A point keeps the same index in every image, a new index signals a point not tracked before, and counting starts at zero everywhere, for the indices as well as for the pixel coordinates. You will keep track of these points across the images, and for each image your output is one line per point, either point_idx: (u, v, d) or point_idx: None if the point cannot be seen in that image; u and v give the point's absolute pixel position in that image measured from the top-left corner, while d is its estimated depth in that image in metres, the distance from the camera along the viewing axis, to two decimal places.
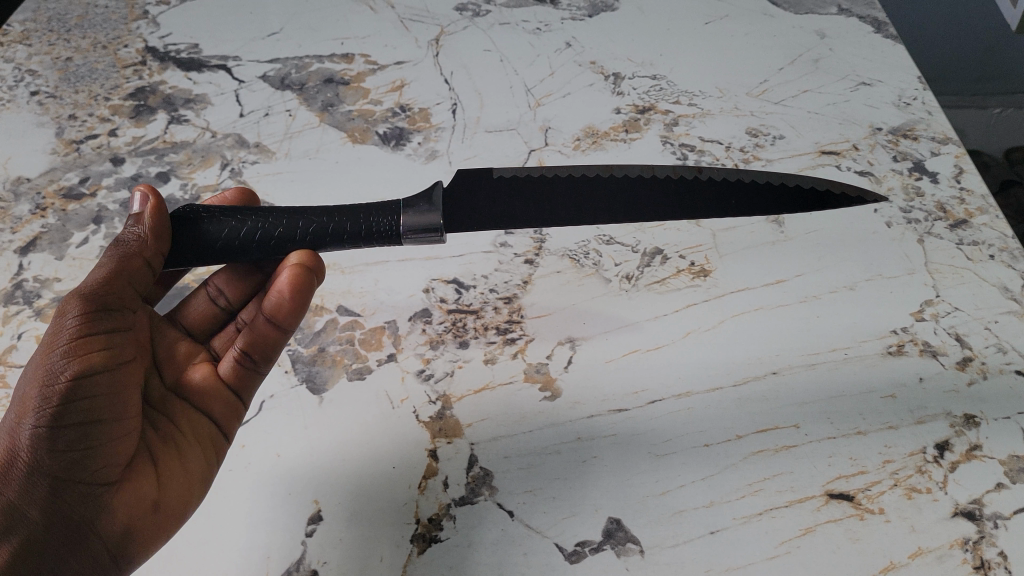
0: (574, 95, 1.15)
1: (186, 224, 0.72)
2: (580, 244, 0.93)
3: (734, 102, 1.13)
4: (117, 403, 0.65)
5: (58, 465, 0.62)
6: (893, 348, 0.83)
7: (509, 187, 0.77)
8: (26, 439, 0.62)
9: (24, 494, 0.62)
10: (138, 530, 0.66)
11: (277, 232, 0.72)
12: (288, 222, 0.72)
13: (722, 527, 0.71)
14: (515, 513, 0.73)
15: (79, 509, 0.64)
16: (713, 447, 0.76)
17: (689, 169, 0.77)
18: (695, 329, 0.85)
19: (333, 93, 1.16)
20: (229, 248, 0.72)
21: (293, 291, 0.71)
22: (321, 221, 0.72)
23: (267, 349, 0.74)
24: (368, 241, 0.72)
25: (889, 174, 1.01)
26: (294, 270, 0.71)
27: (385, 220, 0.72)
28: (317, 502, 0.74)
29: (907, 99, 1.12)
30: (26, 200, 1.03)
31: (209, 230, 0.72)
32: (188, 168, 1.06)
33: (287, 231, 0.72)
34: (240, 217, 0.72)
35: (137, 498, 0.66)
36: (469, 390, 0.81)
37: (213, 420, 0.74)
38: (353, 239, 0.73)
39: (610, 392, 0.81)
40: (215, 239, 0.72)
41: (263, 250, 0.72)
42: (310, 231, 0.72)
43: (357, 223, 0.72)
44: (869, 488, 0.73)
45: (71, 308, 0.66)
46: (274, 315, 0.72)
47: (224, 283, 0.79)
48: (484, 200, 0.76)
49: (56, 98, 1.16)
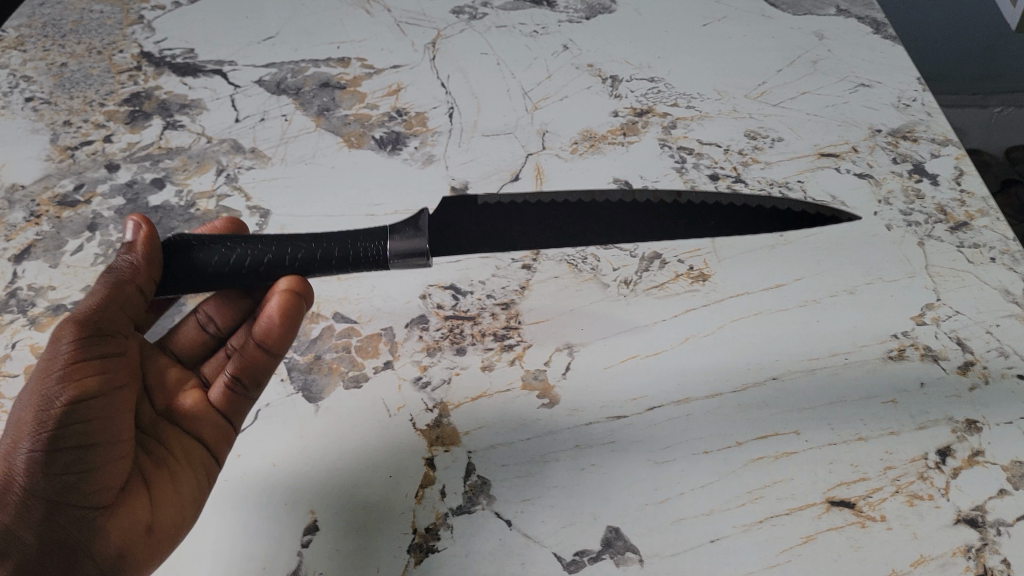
0: (572, 98, 1.15)
1: (177, 250, 0.71)
2: (578, 250, 0.93)
3: (732, 104, 1.12)
4: (111, 427, 0.65)
5: (52, 489, 0.62)
6: (894, 352, 0.82)
7: (495, 211, 0.76)
8: (24, 462, 0.62)
9: (20, 517, 0.62)
10: (133, 552, 0.65)
11: (267, 257, 0.71)
12: (277, 248, 0.71)
13: (722, 535, 0.70)
14: (513, 522, 0.72)
15: (72, 531, 0.63)
16: (712, 453, 0.75)
17: (667, 193, 0.76)
18: (694, 334, 0.85)
19: (329, 97, 1.15)
20: (220, 275, 0.71)
21: (283, 317, 0.71)
22: (310, 247, 0.71)
23: (258, 374, 0.74)
24: (356, 265, 0.72)
25: (889, 176, 1.01)
26: (282, 297, 0.71)
27: (372, 245, 0.71)
28: (313, 512, 0.73)
29: (906, 100, 1.12)
30: (21, 207, 1.02)
31: (200, 258, 0.71)
32: (183, 174, 1.05)
33: (276, 256, 0.71)
34: (229, 243, 0.71)
35: (130, 519, 0.65)
36: (467, 397, 0.81)
37: (204, 444, 0.73)
38: (341, 264, 0.72)
39: (609, 398, 0.80)
40: (206, 266, 0.71)
41: (253, 276, 0.72)
42: (299, 256, 0.71)
43: (345, 249, 0.71)
44: (869, 495, 0.72)
45: (65, 333, 0.66)
46: (264, 340, 0.72)
47: (215, 310, 0.79)
48: (469, 226, 0.76)
49: (51, 105, 1.15)
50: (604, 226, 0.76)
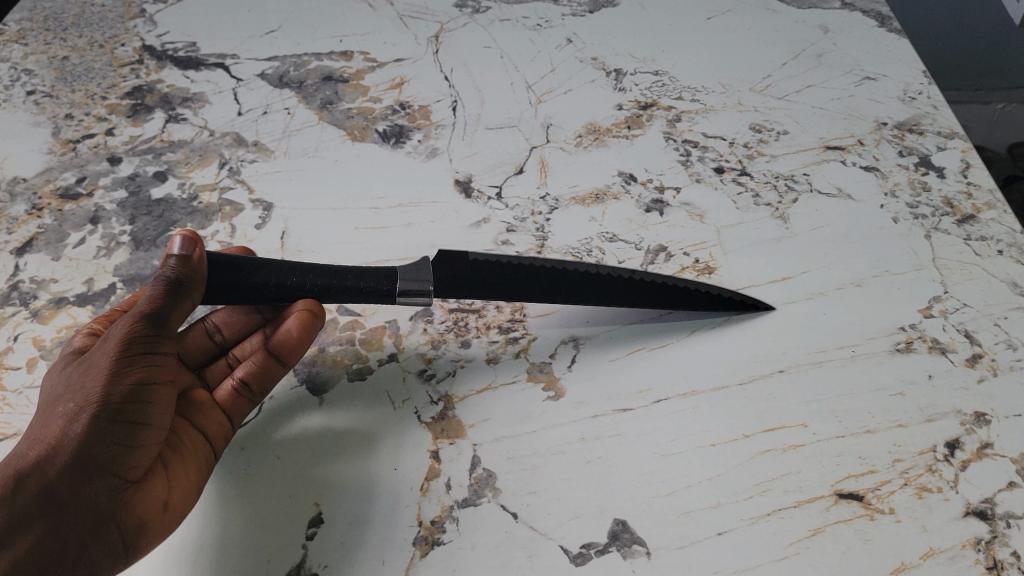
0: (576, 91, 1.14)
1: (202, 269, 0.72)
2: (583, 242, 0.94)
3: (737, 98, 1.12)
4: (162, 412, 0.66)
5: (101, 458, 0.62)
6: (902, 345, 0.82)
7: (489, 268, 0.81)
8: (71, 431, 0.62)
9: (60, 477, 0.61)
10: (149, 528, 0.65)
11: (291, 280, 0.75)
12: (299, 273, 0.75)
13: (730, 528, 0.70)
14: (519, 515, 0.71)
15: (104, 501, 0.63)
16: (719, 446, 0.75)
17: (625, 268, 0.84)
18: (700, 327, 0.84)
19: (332, 91, 1.15)
20: (242, 288, 0.73)
21: (301, 337, 0.75)
22: (329, 275, 0.76)
23: (266, 383, 0.77)
24: (366, 296, 0.77)
25: (894, 169, 1.01)
26: (300, 315, 0.74)
27: (385, 282, 0.77)
28: (318, 505, 0.72)
29: (912, 94, 1.11)
30: (22, 200, 1.01)
31: (228, 276, 0.72)
32: (185, 167, 1.04)
33: (299, 281, 0.75)
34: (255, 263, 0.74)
35: (154, 498, 0.65)
36: (472, 390, 0.80)
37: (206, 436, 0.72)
38: (352, 292, 0.76)
39: (614, 391, 0.79)
40: (231, 279, 0.72)
41: (271, 294, 0.74)
42: (319, 283, 0.75)
43: (360, 280, 0.76)
44: (878, 488, 0.72)
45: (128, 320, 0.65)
46: (280, 352, 0.75)
47: (223, 319, 0.80)
48: (468, 282, 0.80)
49: (52, 98, 1.15)
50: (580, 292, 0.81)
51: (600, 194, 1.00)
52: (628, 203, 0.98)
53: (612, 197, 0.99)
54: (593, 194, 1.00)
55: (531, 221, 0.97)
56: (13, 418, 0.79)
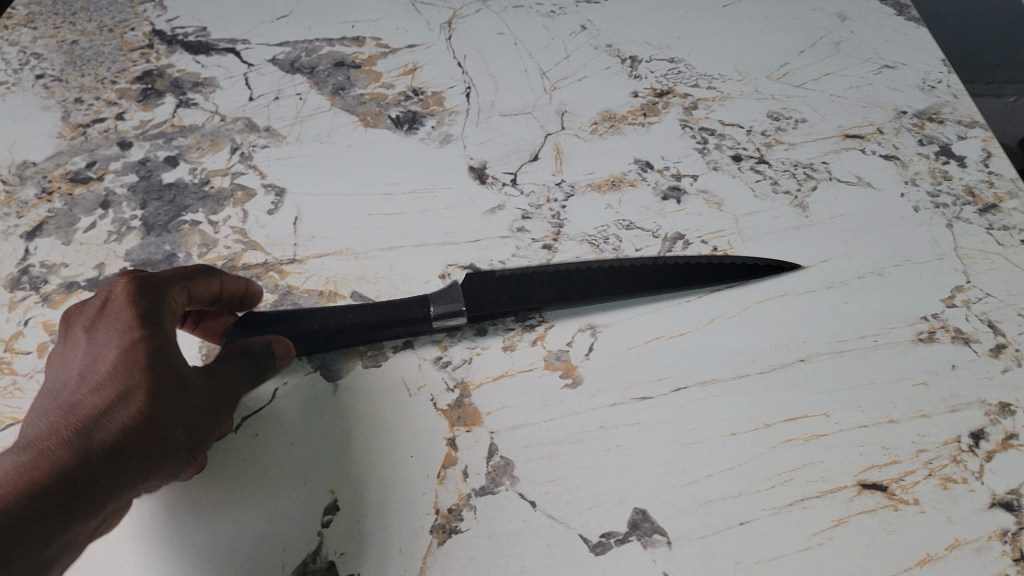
0: (591, 78, 1.13)
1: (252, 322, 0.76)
2: (599, 229, 0.93)
3: (754, 85, 1.11)
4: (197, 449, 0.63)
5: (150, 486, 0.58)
6: (924, 335, 0.81)
7: (507, 278, 0.83)
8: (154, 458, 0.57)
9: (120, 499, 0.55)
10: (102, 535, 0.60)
11: (331, 321, 0.78)
12: (338, 316, 0.78)
13: (751, 518, 0.69)
14: (537, 504, 0.70)
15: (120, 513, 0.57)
16: (740, 435, 0.74)
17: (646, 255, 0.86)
18: (719, 315, 0.83)
19: (344, 77, 1.13)
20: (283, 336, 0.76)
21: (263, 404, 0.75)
22: (367, 312, 0.79)
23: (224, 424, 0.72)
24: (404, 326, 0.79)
25: (914, 158, 0.99)
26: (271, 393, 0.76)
27: (418, 308, 0.80)
28: (333, 493, 0.71)
29: (931, 83, 1.10)
30: (31, 183, 0.99)
31: (276, 323, 0.77)
32: (197, 152, 1.03)
33: (339, 321, 0.78)
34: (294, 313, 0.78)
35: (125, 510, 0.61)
36: (488, 377, 0.79)
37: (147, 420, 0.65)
38: (392, 325, 0.79)
39: (633, 379, 0.78)
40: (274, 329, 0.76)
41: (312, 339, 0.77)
42: (359, 318, 0.78)
43: (396, 312, 0.79)
44: (902, 478, 0.71)
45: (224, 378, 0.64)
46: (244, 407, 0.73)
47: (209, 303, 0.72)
48: (490, 291, 0.82)
49: (62, 82, 1.13)
50: (613, 286, 0.84)
51: (616, 181, 0.98)
52: (644, 190, 0.97)
53: (628, 184, 0.98)
54: (609, 180, 0.99)
55: (546, 208, 0.96)
56: (25, 402, 0.78)
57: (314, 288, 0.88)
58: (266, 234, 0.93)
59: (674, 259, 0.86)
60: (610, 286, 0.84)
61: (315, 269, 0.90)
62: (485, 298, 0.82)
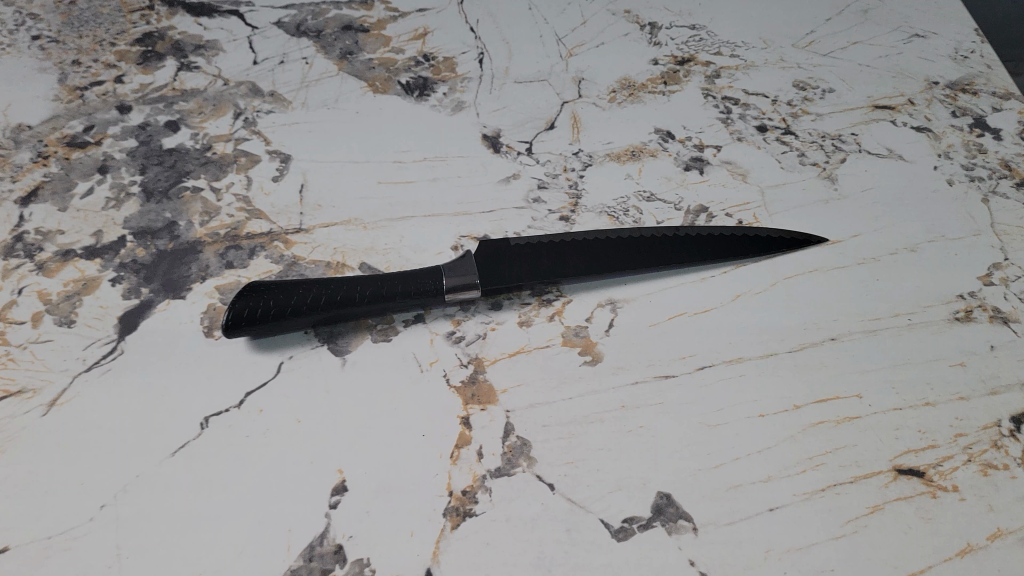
0: (608, 45, 1.08)
1: (257, 294, 0.73)
2: (619, 200, 0.89)
3: (779, 54, 1.06)
4: None
5: None
6: (961, 314, 0.77)
7: (524, 251, 0.80)
8: None
9: None
10: None
11: (340, 294, 0.74)
12: (346, 289, 0.75)
13: (782, 504, 0.65)
14: (556, 486, 0.67)
15: None
16: (768, 417, 0.70)
17: (668, 226, 0.83)
18: (745, 291, 0.79)
19: (352, 41, 1.09)
20: (290, 313, 0.73)
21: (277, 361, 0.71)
22: (377, 285, 0.75)
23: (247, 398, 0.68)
24: (417, 298, 0.76)
25: (948, 130, 0.95)
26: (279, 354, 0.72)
27: (431, 280, 0.76)
28: (342, 472, 0.68)
29: (964, 52, 1.06)
30: (26, 147, 0.95)
31: (280, 296, 0.73)
32: (199, 117, 0.99)
33: (347, 294, 0.74)
34: (303, 286, 0.74)
35: None
36: (504, 353, 0.76)
37: None
38: (405, 298, 0.75)
39: (655, 357, 0.75)
40: (281, 306, 0.73)
41: (320, 313, 0.74)
42: (368, 292, 0.75)
43: (408, 284, 0.76)
44: (940, 464, 0.67)
45: None
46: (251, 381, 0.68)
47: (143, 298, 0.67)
48: (507, 264, 0.79)
49: (59, 44, 1.07)
50: (635, 259, 0.80)
51: (636, 151, 0.94)
52: (666, 160, 0.93)
53: (649, 154, 0.94)
54: (629, 150, 0.94)
55: (563, 178, 0.92)
56: (18, 374, 0.74)
57: (321, 259, 0.84)
58: (271, 203, 0.89)
59: (698, 230, 0.82)
60: (632, 259, 0.80)
61: (321, 239, 0.86)
62: (502, 270, 0.79)
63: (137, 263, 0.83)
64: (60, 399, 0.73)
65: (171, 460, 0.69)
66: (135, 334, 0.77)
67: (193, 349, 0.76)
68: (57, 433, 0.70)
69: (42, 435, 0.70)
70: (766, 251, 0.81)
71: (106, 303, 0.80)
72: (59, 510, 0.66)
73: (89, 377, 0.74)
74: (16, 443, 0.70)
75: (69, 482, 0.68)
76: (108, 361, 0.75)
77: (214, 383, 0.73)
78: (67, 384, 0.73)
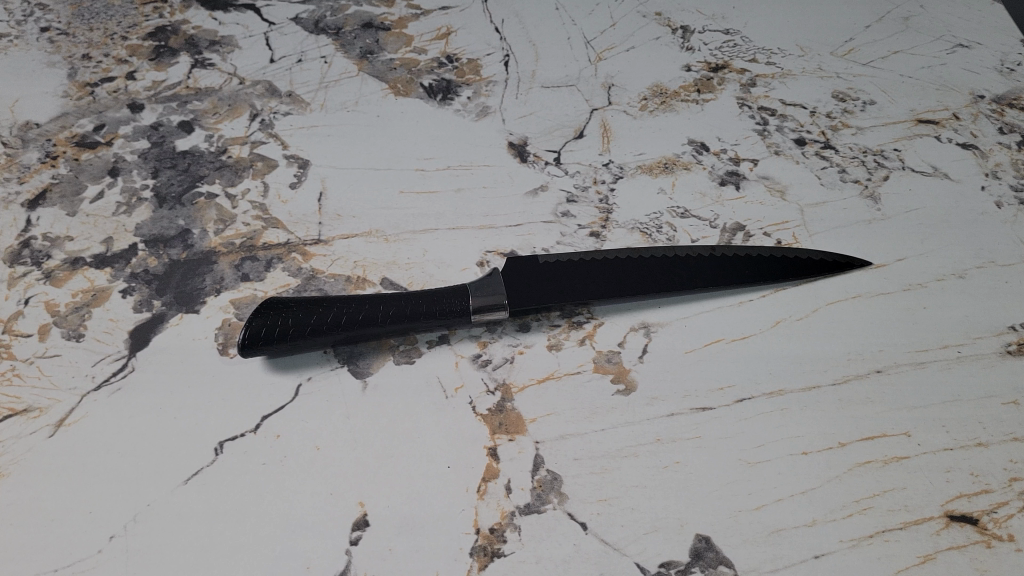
0: (639, 49, 1.04)
1: (275, 312, 0.69)
2: (651, 216, 0.85)
3: (817, 62, 1.02)
4: None
5: None
6: (1013, 347, 0.74)
7: (554, 270, 0.76)
8: None
9: None
10: None
11: (362, 314, 0.70)
12: (369, 307, 0.70)
13: (828, 551, 0.62)
14: (589, 526, 0.63)
15: None
16: (812, 455, 0.67)
17: (704, 246, 0.79)
18: (786, 317, 0.76)
19: (372, 39, 1.05)
20: (310, 334, 0.69)
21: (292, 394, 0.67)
22: (401, 304, 0.71)
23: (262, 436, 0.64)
24: (442, 319, 0.72)
25: (995, 148, 0.92)
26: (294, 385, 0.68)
27: (457, 300, 0.72)
28: (363, 505, 0.65)
29: (1010, 64, 1.02)
30: (34, 146, 0.91)
31: (300, 314, 0.69)
32: (213, 117, 0.95)
33: (369, 313, 0.70)
34: (323, 304, 0.70)
35: None
36: (532, 378, 0.72)
37: None
38: (429, 319, 0.71)
39: (692, 387, 0.71)
40: (302, 325, 0.69)
41: (343, 333, 0.70)
42: (391, 312, 0.70)
43: (433, 303, 0.71)
44: (995, 511, 0.64)
45: None
46: None
47: None
48: (537, 284, 0.75)
49: (68, 36, 1.03)
50: (671, 280, 0.76)
51: (669, 164, 0.90)
52: (700, 174, 0.89)
53: (682, 166, 0.90)
54: (662, 163, 0.91)
55: (593, 191, 0.88)
56: (24, 392, 0.71)
57: (341, 272, 0.80)
58: (289, 211, 0.85)
59: (734, 251, 0.79)
60: (667, 281, 0.76)
61: (341, 252, 0.82)
62: (531, 291, 0.75)
63: (149, 274, 0.79)
64: (68, 419, 0.69)
65: (184, 488, 0.66)
66: (147, 351, 0.73)
67: (207, 368, 0.72)
68: (64, 457, 0.67)
69: (48, 458, 0.67)
70: (807, 274, 0.78)
71: (116, 316, 0.76)
72: (66, 539, 0.63)
73: (98, 396, 0.71)
74: (21, 466, 0.67)
75: (76, 509, 0.64)
76: (118, 378, 0.72)
77: (229, 405, 0.70)
78: (75, 404, 0.70)
